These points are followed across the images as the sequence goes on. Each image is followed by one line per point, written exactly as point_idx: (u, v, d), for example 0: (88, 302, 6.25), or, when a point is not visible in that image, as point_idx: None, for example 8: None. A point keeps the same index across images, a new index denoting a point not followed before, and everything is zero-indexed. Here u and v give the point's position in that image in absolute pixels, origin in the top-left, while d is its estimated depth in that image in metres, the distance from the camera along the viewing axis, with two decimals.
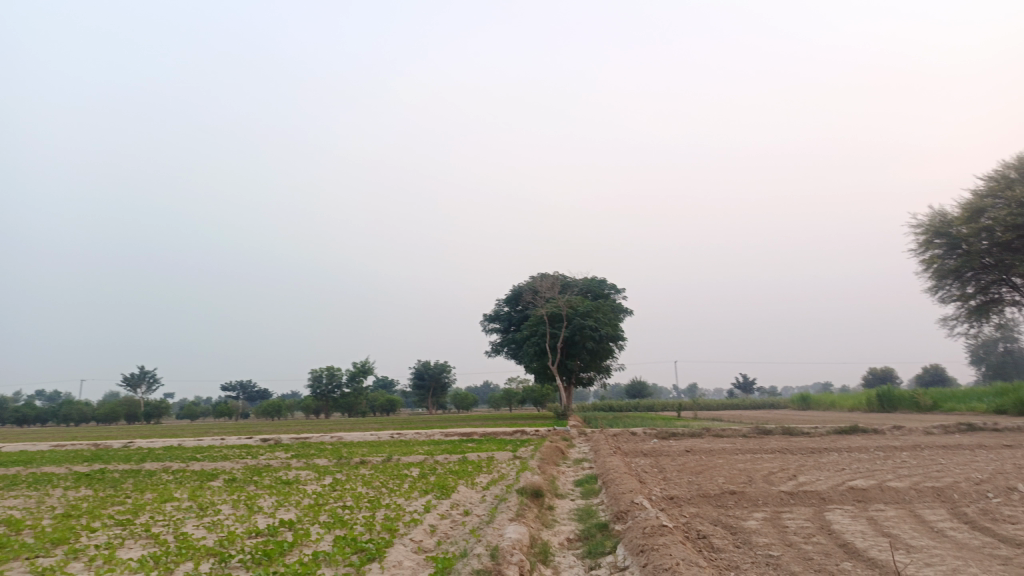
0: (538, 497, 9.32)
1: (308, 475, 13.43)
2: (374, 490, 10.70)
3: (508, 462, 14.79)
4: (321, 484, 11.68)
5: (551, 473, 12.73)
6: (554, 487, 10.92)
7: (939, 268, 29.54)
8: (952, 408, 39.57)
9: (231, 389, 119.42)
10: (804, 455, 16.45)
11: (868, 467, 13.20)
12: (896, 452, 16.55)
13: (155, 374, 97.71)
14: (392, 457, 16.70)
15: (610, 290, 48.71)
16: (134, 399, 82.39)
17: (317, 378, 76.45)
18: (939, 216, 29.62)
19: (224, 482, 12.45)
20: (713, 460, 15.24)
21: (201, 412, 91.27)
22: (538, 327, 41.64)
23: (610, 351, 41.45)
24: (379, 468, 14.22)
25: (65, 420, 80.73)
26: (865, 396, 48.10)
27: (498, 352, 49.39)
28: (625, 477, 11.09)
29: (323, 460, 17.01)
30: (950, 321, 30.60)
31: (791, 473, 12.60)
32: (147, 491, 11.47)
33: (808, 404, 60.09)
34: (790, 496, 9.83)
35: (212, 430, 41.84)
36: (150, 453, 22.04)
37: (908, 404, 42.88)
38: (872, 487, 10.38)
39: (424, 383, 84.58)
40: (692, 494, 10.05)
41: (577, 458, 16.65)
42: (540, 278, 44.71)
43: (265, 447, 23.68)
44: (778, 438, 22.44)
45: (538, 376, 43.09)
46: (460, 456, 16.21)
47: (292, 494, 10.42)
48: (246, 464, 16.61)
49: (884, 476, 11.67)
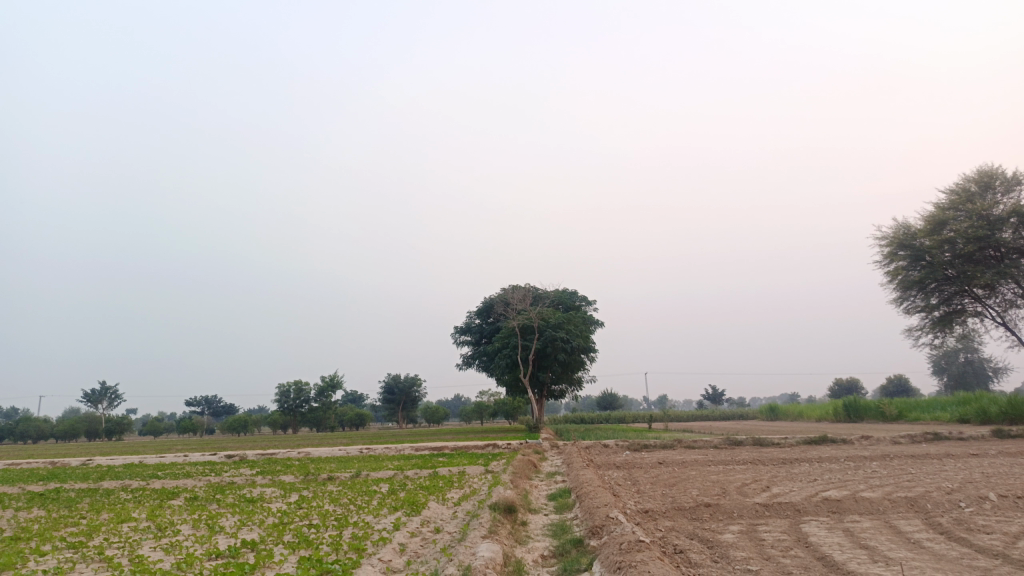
0: (510, 513, 9.10)
1: (273, 492, 13.04)
2: (341, 507, 10.37)
3: (479, 476, 14.54)
4: (287, 502, 11.32)
5: (524, 488, 12.50)
6: (527, 502, 10.70)
7: (904, 279, 30.00)
8: (917, 417, 40.19)
9: (197, 404, 117.08)
10: (776, 465, 16.44)
11: (841, 478, 13.21)
12: (866, 462, 16.64)
13: (117, 390, 95.46)
14: (361, 473, 16.34)
15: (581, 302, 48.77)
16: (95, 415, 80.26)
17: (285, 392, 75.24)
18: (904, 228, 30.10)
19: (184, 501, 12.00)
20: (687, 472, 15.15)
21: (164, 429, 89.22)
22: (509, 339, 41.48)
23: (582, 363, 41.40)
24: (347, 484, 13.86)
25: (22, 438, 78.39)
26: (832, 406, 48.66)
27: (469, 364, 49.05)
28: (599, 491, 10.91)
29: (290, 477, 16.58)
30: (915, 332, 31.05)
31: (765, 484, 12.54)
32: (103, 511, 10.98)
33: (777, 415, 60.67)
34: (765, 508, 9.74)
35: (176, 447, 40.81)
36: (109, 471, 21.35)
37: (875, 413, 43.47)
38: (846, 497, 10.33)
39: (394, 397, 83.76)
40: (667, 507, 9.90)
41: (550, 472, 16.46)
42: (511, 290, 44.57)
43: (230, 464, 23.07)
44: (749, 448, 22.47)
45: (510, 389, 42.86)
46: (431, 471, 15.91)
47: (256, 513, 10.05)
48: (209, 481, 16.12)
49: (856, 486, 11.67)
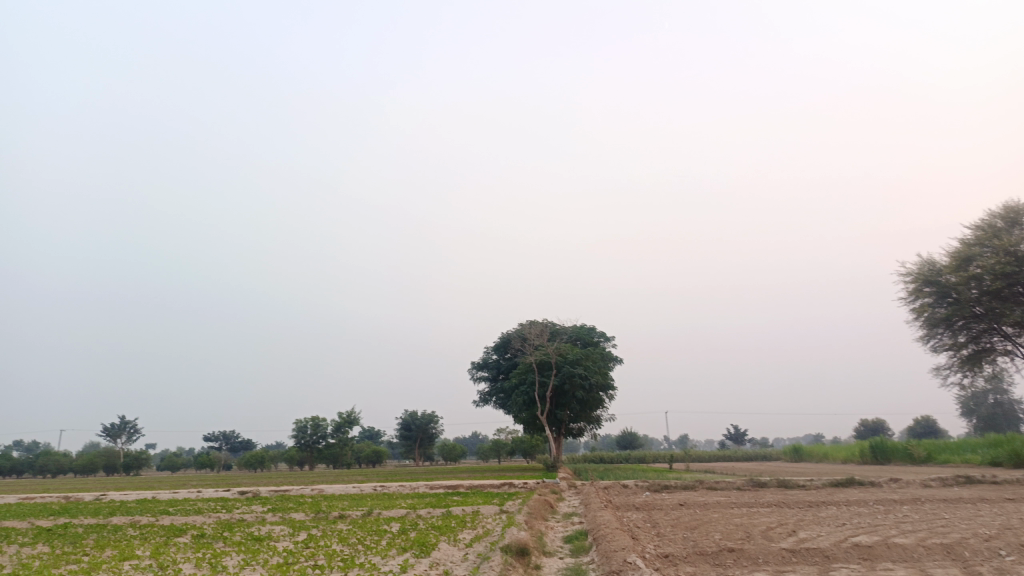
0: (523, 555, 8.73)
1: (282, 530, 12.74)
2: (348, 548, 10.05)
3: (494, 516, 14.16)
4: (294, 541, 11.02)
5: (540, 529, 12.10)
6: (542, 544, 10.33)
7: (930, 316, 29.35)
8: (947, 460, 39.01)
9: (215, 439, 117.08)
10: (802, 509, 15.85)
11: (871, 522, 12.66)
12: (896, 506, 15.98)
13: (136, 424, 95.78)
14: (373, 512, 15.99)
15: (600, 338, 48.34)
16: (113, 449, 80.40)
17: (302, 428, 74.98)
18: (929, 264, 29.55)
19: (190, 538, 11.74)
20: (709, 515, 14.64)
21: (182, 464, 89.12)
22: (527, 375, 41.05)
23: (600, 400, 40.82)
24: (357, 523, 13.53)
25: (41, 472, 78.64)
26: (858, 447, 47.46)
27: (487, 401, 48.59)
28: (616, 533, 10.51)
29: (301, 514, 16.28)
30: (943, 370, 30.27)
31: (791, 529, 12.02)
32: (108, 548, 10.74)
33: (801, 455, 59.31)
34: (792, 554, 9.29)
35: (190, 483, 40.53)
36: (121, 507, 21.15)
37: (902, 455, 42.30)
38: (877, 543, 9.84)
39: (411, 434, 83.10)
40: (688, 552, 9.46)
41: (567, 512, 15.99)
42: (529, 325, 44.26)
43: (242, 500, 22.77)
44: (773, 491, 21.79)
45: (527, 426, 42.28)
46: (444, 510, 15.52)
47: (261, 552, 9.77)
48: (219, 518, 15.85)
49: (887, 532, 11.14)
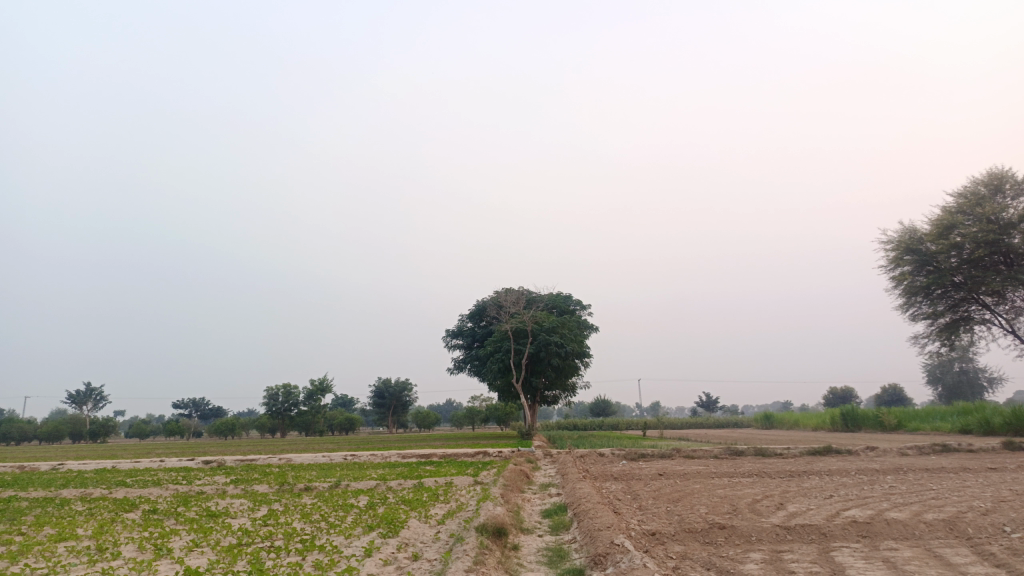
0: (500, 536, 8.03)
1: (241, 504, 11.96)
2: (311, 526, 9.29)
3: (468, 489, 13.45)
4: (253, 517, 10.21)
5: (515, 503, 11.44)
6: (518, 520, 9.66)
7: (909, 285, 29.14)
8: (917, 427, 39.30)
9: (184, 406, 115.46)
10: (784, 479, 15.44)
11: (859, 495, 12.18)
12: (880, 476, 15.60)
13: (103, 391, 94.06)
14: (341, 483, 15.26)
15: (576, 306, 47.78)
16: (80, 416, 78.79)
17: (273, 395, 73.83)
18: (910, 232, 29.17)
19: (140, 515, 10.88)
20: (689, 485, 14.13)
21: (151, 430, 87.68)
22: (502, 343, 40.40)
23: (576, 368, 40.32)
24: (323, 496, 12.77)
25: (4, 439, 76.86)
26: (829, 414, 47.73)
27: (461, 368, 47.97)
28: (599, 508, 9.86)
29: (264, 486, 15.47)
30: (921, 339, 30.16)
31: (779, 502, 11.48)
32: (46, 527, 9.81)
33: (772, 423, 59.82)
34: (786, 531, 8.69)
35: (155, 450, 39.38)
36: (77, 477, 20.20)
37: (872, 423, 42.61)
38: (875, 518, 9.30)
39: (385, 402, 82.46)
40: (676, 529, 8.83)
41: (543, 484, 15.38)
42: (504, 292, 43.53)
43: (205, 470, 21.88)
44: (751, 459, 21.43)
45: (502, 395, 41.82)
46: (415, 482, 14.79)
47: (215, 531, 8.96)
48: (176, 490, 14.99)
49: (881, 506, 10.62)
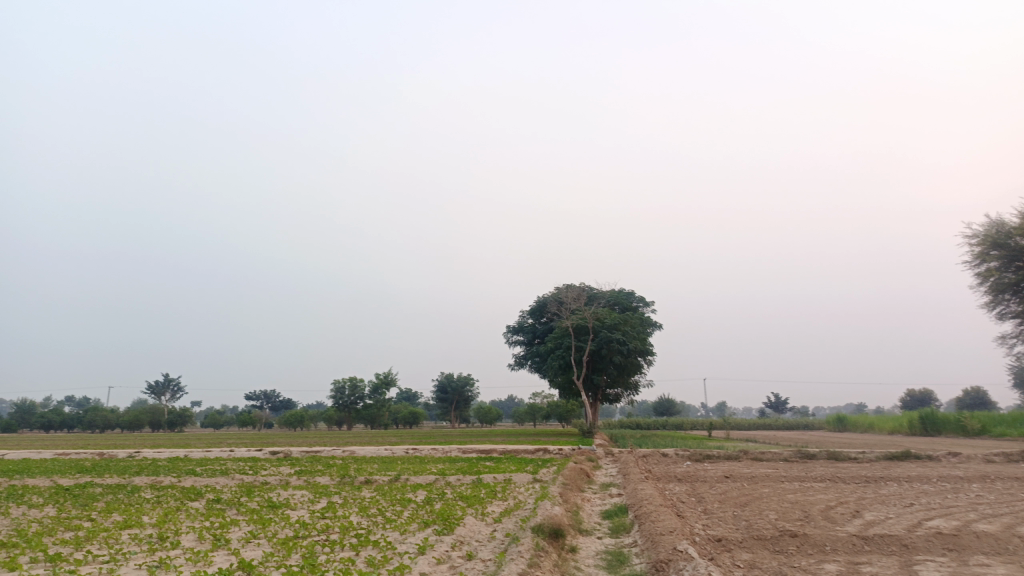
0: (557, 537, 7.77)
1: (302, 496, 12.08)
2: (367, 520, 9.25)
3: (526, 486, 13.22)
4: (311, 510, 10.25)
5: (575, 503, 11.16)
6: (576, 521, 9.38)
7: (996, 282, 27.45)
8: (1003, 433, 37.13)
9: (256, 398, 119.18)
10: (859, 484, 14.67)
11: (942, 504, 11.41)
12: (964, 483, 14.67)
13: (180, 383, 97.98)
14: (400, 477, 15.27)
15: (638, 303, 46.99)
16: (159, 407, 82.23)
17: (340, 389, 75.41)
18: (998, 225, 27.45)
19: (204, 503, 11.08)
20: (757, 489, 13.55)
21: (225, 421, 90.81)
22: (563, 340, 40.08)
23: (638, 366, 39.61)
24: (382, 490, 12.79)
25: (90, 427, 80.86)
26: (906, 417, 45.55)
27: (522, 365, 47.84)
28: (661, 511, 9.48)
29: (325, 478, 15.63)
30: (1008, 339, 28.39)
31: (855, 509, 10.83)
32: (115, 514, 10.06)
33: (844, 425, 57.64)
34: (863, 541, 8.15)
35: (227, 440, 40.67)
36: (151, 465, 20.90)
37: (954, 427, 40.50)
38: (963, 530, 8.63)
39: (447, 397, 83.21)
40: (744, 536, 8.38)
41: (604, 483, 15.03)
42: (565, 289, 43.18)
43: (271, 461, 22.32)
44: (823, 463, 20.53)
45: (562, 392, 41.52)
46: (473, 478, 14.68)
47: (273, 523, 8.99)
48: (242, 480, 15.29)
49: (968, 517, 9.89)
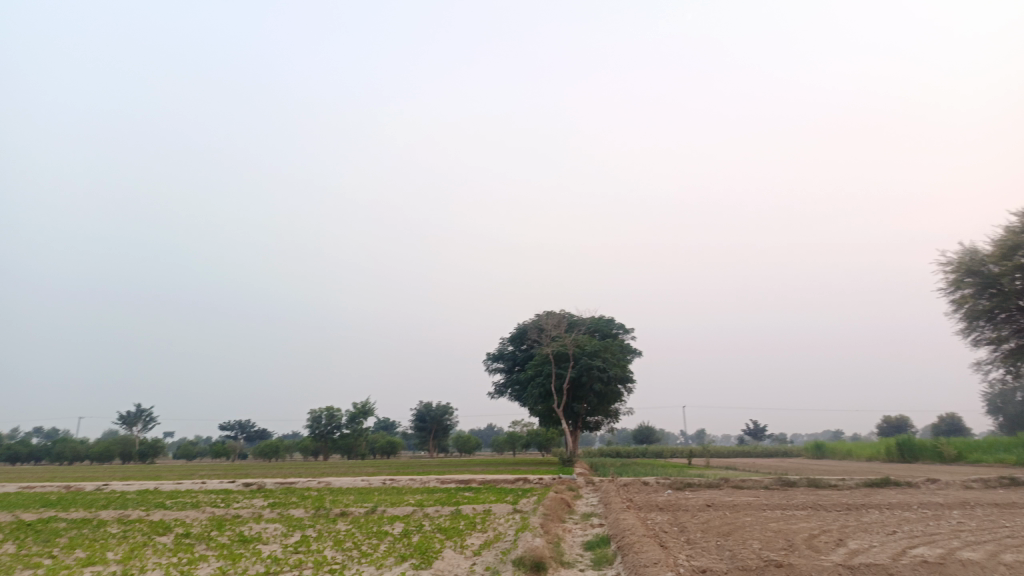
0: (538, 570, 7.56)
1: (275, 529, 11.72)
2: (341, 554, 8.96)
3: (506, 517, 12.95)
4: (284, 544, 9.93)
5: (556, 534, 10.94)
6: (558, 553, 9.16)
7: (971, 308, 27.81)
8: (979, 459, 37.38)
9: (230, 428, 117.07)
10: (841, 512, 14.56)
11: (925, 531, 11.33)
12: (945, 510, 14.62)
13: (152, 412, 96.00)
14: (377, 508, 14.93)
15: (618, 330, 46.97)
16: (131, 437, 80.39)
17: (316, 418, 74.31)
18: (971, 253, 27.88)
19: (173, 538, 10.69)
20: (739, 517, 13.39)
21: (198, 452, 88.95)
22: (543, 367, 39.87)
23: (618, 393, 39.47)
24: (358, 523, 12.45)
25: (58, 458, 78.77)
26: (884, 444, 45.75)
27: (502, 393, 47.50)
28: (644, 541, 9.30)
29: (300, 510, 15.24)
30: (984, 365, 28.69)
31: (838, 538, 10.72)
32: (78, 550, 9.65)
33: (823, 452, 57.74)
34: (850, 571, 8.03)
35: (200, 471, 39.70)
36: (119, 498, 20.28)
37: (931, 454, 40.70)
38: (948, 558, 8.54)
39: (426, 426, 82.31)
40: (729, 566, 8.22)
41: (585, 513, 14.79)
42: (545, 316, 43.07)
43: (245, 493, 21.77)
44: (804, 491, 20.43)
45: (542, 420, 41.21)
46: (452, 509, 14.37)
47: (244, 558, 8.67)
48: (213, 513, 14.84)
49: (951, 545, 9.82)
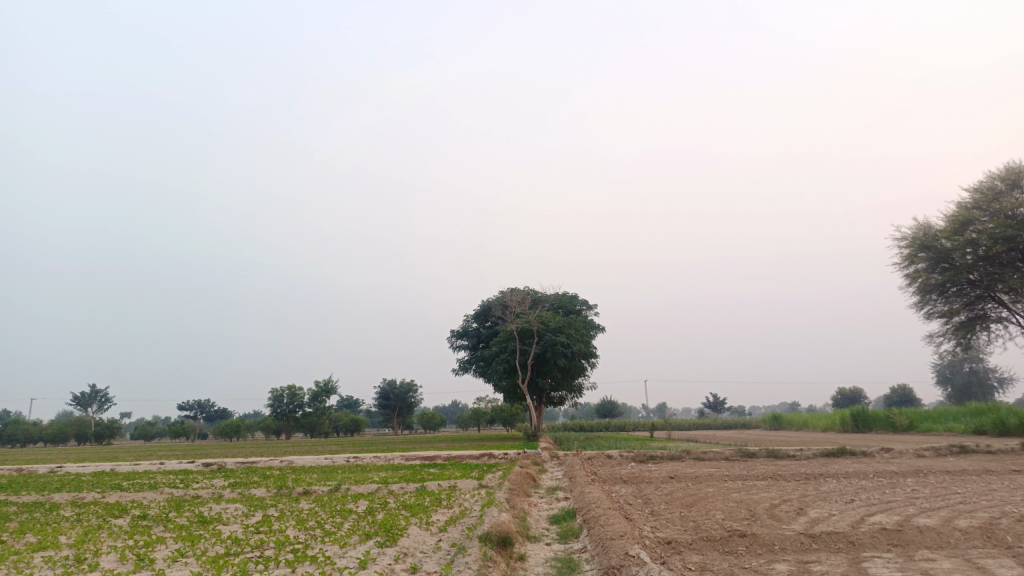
0: (504, 546, 7.50)
1: (236, 509, 11.50)
2: (304, 534, 8.79)
3: (472, 493, 12.90)
4: (245, 524, 9.72)
5: (522, 508, 10.93)
6: (524, 528, 9.14)
7: (924, 282, 28.50)
8: (929, 428, 38.63)
9: (190, 408, 115.20)
10: (800, 482, 14.86)
11: (882, 499, 11.59)
12: (900, 478, 15.01)
13: (108, 393, 93.90)
14: (341, 486, 14.75)
15: (581, 306, 47.18)
16: (86, 419, 78.61)
17: (278, 397, 73.51)
18: (925, 228, 28.50)
19: (129, 520, 10.40)
20: (702, 489, 13.54)
21: (156, 433, 87.42)
22: (507, 343, 39.88)
23: (582, 369, 39.73)
24: (321, 501, 12.27)
25: (10, 441, 76.71)
26: (839, 415, 46.98)
27: (466, 369, 47.48)
28: (610, 514, 9.31)
29: (262, 489, 14.99)
30: (936, 337, 29.52)
31: (799, 507, 10.89)
32: (28, 534, 9.31)
33: (781, 424, 59.11)
34: (812, 539, 8.14)
35: (158, 452, 38.94)
36: (73, 480, 19.75)
37: (884, 424, 41.93)
38: (906, 525, 8.72)
39: (390, 403, 82.04)
40: (694, 537, 8.27)
41: (550, 487, 14.83)
42: (510, 292, 43.02)
43: (205, 473, 21.39)
44: (764, 462, 20.84)
45: (507, 396, 41.33)
46: (417, 485, 14.27)
47: (203, 539, 8.45)
48: (171, 494, 14.51)
49: (907, 511, 10.04)
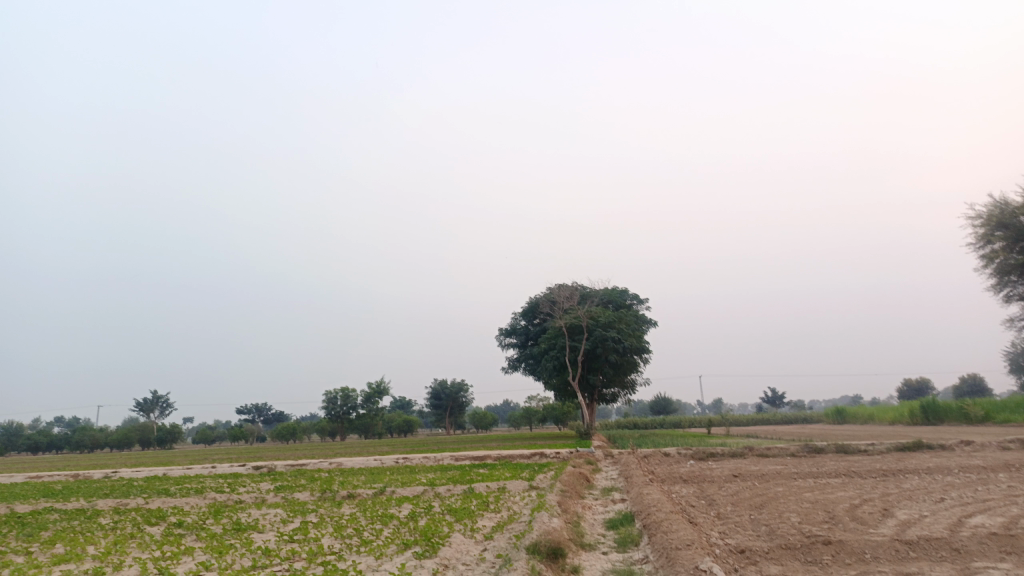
0: (555, 558, 6.70)
1: (275, 516, 10.96)
2: (338, 543, 8.14)
3: (521, 495, 12.11)
4: (280, 533, 9.14)
5: (575, 512, 10.12)
6: (579, 535, 8.31)
7: (1002, 263, 26.61)
8: (1007, 419, 36.26)
9: (247, 412, 117.28)
10: (878, 479, 13.60)
11: (976, 497, 10.41)
12: (991, 473, 13.70)
13: (169, 399, 96.18)
14: (386, 489, 14.14)
15: (632, 301, 46.01)
16: (148, 424, 80.39)
17: (332, 399, 73.86)
18: (1003, 204, 26.55)
19: (162, 529, 9.92)
20: (771, 487, 12.54)
21: (217, 437, 89.02)
22: (556, 340, 39.03)
23: (635, 364, 38.63)
24: (363, 506, 11.66)
25: (78, 447, 78.95)
26: (907, 407, 44.67)
27: (516, 367, 46.79)
28: (672, 518, 8.43)
29: (306, 494, 14.50)
30: (1017, 321, 27.52)
31: (883, 507, 9.81)
32: (55, 546, 8.85)
33: (845, 418, 56.65)
34: (909, 546, 7.11)
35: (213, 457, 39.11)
36: (123, 486, 19.72)
37: (957, 415, 39.62)
38: (1015, 529, 7.57)
39: (442, 403, 81.87)
40: (770, 545, 7.34)
41: (606, 488, 13.97)
42: (558, 288, 42.16)
43: (253, 477, 21.09)
44: (833, 457, 19.50)
45: (558, 394, 40.47)
46: (464, 487, 13.55)
47: (232, 550, 7.86)
48: (213, 500, 14.11)
49: (1012, 512, 8.86)
